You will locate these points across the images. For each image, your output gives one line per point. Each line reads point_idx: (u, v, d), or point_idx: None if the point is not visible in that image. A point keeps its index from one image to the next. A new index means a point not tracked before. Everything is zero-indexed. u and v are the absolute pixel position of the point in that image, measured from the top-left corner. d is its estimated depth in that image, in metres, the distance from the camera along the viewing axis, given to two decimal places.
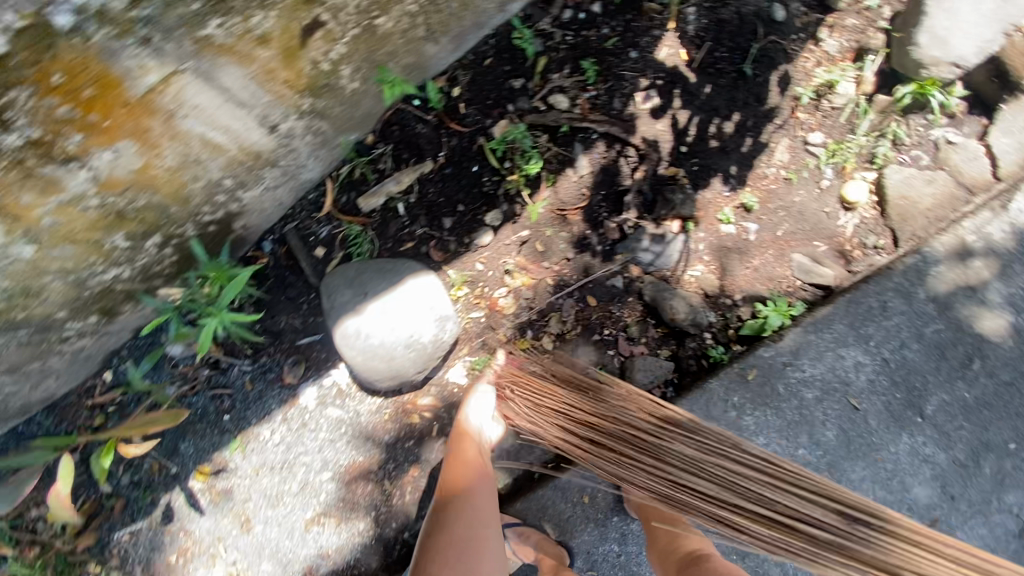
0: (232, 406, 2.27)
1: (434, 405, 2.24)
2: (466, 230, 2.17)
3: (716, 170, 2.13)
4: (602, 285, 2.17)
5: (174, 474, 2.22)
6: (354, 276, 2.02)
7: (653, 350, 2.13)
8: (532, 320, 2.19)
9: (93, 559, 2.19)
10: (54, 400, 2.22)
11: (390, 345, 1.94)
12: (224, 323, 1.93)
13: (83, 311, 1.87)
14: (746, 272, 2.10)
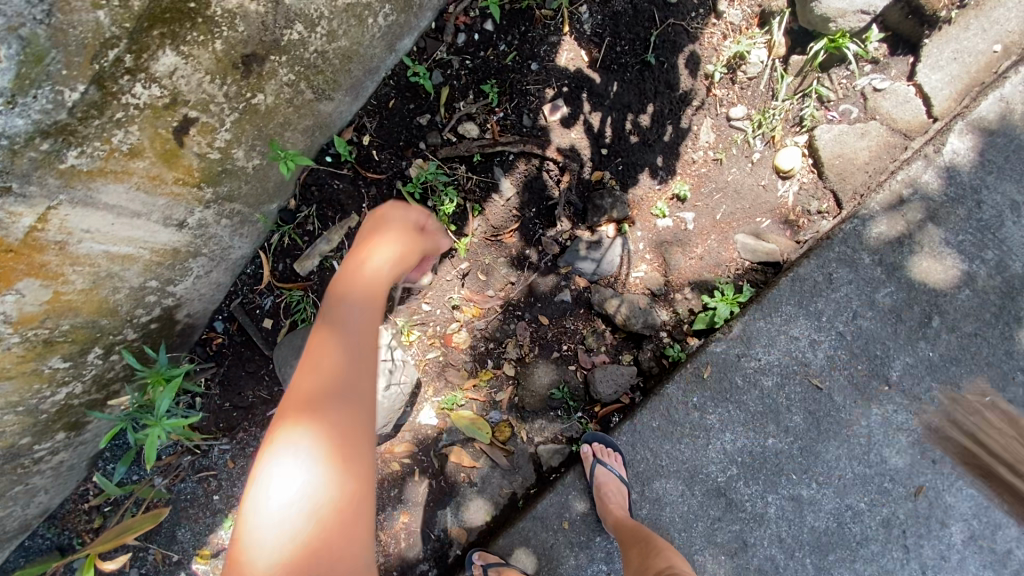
0: (220, 485, 2.31)
1: (409, 450, 2.23)
2: (405, 274, 2.15)
3: (642, 165, 2.08)
4: (551, 302, 2.14)
5: (177, 561, 2.28)
6: (302, 345, 2.08)
7: (613, 357, 2.11)
8: (488, 348, 2.18)
9: None
10: (52, 510, 2.30)
11: None
12: (166, 430, 1.91)
13: (48, 431, 1.92)
14: (691, 262, 2.05)
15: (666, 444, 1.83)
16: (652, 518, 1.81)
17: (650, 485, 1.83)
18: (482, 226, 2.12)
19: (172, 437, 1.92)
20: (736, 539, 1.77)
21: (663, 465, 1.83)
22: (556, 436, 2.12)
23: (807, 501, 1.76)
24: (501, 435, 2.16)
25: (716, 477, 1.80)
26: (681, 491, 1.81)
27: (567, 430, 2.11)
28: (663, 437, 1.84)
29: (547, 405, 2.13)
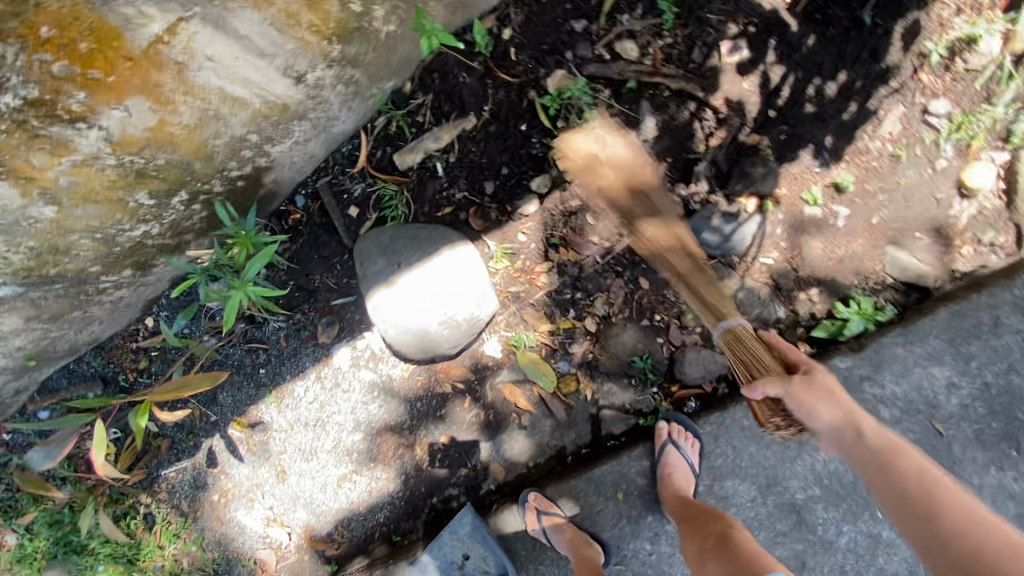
0: (268, 360, 2.26)
1: (466, 376, 2.15)
2: (509, 197, 1.94)
3: (808, 141, 1.81)
4: (658, 267, 1.96)
5: (214, 422, 2.29)
6: (389, 243, 1.89)
7: (707, 341, 1.95)
8: (576, 298, 2.02)
9: (144, 491, 2.33)
10: (101, 341, 2.27)
11: (423, 321, 1.83)
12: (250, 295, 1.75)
13: (117, 266, 1.84)
14: (826, 263, 1.84)
15: (752, 446, 1.71)
16: None
17: (721, 484, 1.73)
18: (609, 163, 1.89)
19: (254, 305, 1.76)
20: (796, 557, 1.69)
21: (742, 466, 1.72)
22: (624, 405, 2.00)
23: (883, 542, 1.65)
24: (565, 388, 2.06)
25: (794, 493, 1.69)
26: (753, 497, 1.71)
27: (638, 402, 1.99)
28: (750, 438, 1.73)
29: (623, 371, 2.00)
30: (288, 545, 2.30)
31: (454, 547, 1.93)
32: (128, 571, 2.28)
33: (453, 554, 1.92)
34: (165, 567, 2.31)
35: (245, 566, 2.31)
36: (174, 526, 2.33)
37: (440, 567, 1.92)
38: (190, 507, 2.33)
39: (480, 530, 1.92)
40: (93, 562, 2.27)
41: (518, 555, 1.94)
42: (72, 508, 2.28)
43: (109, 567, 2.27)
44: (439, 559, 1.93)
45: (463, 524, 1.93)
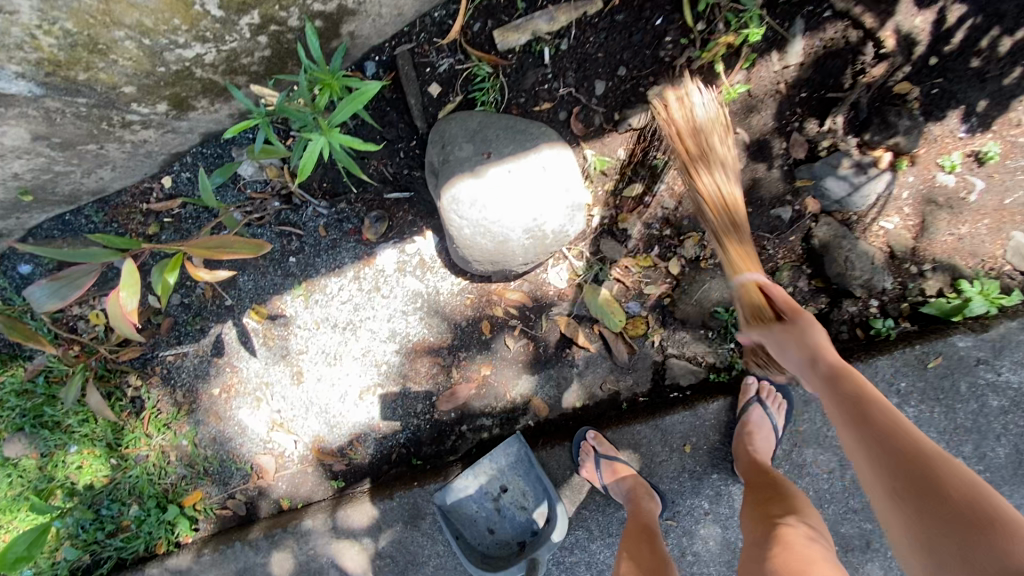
0: (301, 249, 1.99)
1: (522, 302, 1.93)
2: (620, 102, 1.71)
3: (959, 101, 1.64)
4: (765, 214, 1.75)
5: (228, 306, 2.02)
6: (477, 129, 1.62)
7: (798, 303, 1.78)
8: (664, 234, 1.82)
9: (135, 371, 2.07)
10: (106, 195, 1.95)
11: (507, 225, 1.57)
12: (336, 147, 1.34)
13: (154, 95, 1.52)
14: (947, 238, 1.69)
15: None
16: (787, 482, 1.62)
17: (799, 451, 1.62)
18: (743, 85, 1.66)
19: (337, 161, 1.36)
20: (863, 537, 1.61)
21: (827, 435, 1.63)
22: (695, 357, 1.84)
23: None
24: (633, 330, 1.86)
25: None
26: (831, 469, 1.62)
27: (711, 355, 1.83)
28: None
29: (701, 321, 1.82)
30: (293, 454, 2.07)
31: (493, 475, 1.82)
32: (106, 456, 2.04)
33: (491, 483, 1.81)
34: (149, 458, 2.06)
35: (240, 470, 2.08)
36: (164, 415, 2.07)
37: (475, 495, 1.82)
38: (185, 398, 2.08)
39: (525, 463, 1.81)
40: (68, 440, 2.03)
41: (561, 495, 1.81)
42: (47, 378, 2.03)
43: (83, 449, 2.04)
44: (475, 488, 1.81)
45: (507, 455, 1.81)
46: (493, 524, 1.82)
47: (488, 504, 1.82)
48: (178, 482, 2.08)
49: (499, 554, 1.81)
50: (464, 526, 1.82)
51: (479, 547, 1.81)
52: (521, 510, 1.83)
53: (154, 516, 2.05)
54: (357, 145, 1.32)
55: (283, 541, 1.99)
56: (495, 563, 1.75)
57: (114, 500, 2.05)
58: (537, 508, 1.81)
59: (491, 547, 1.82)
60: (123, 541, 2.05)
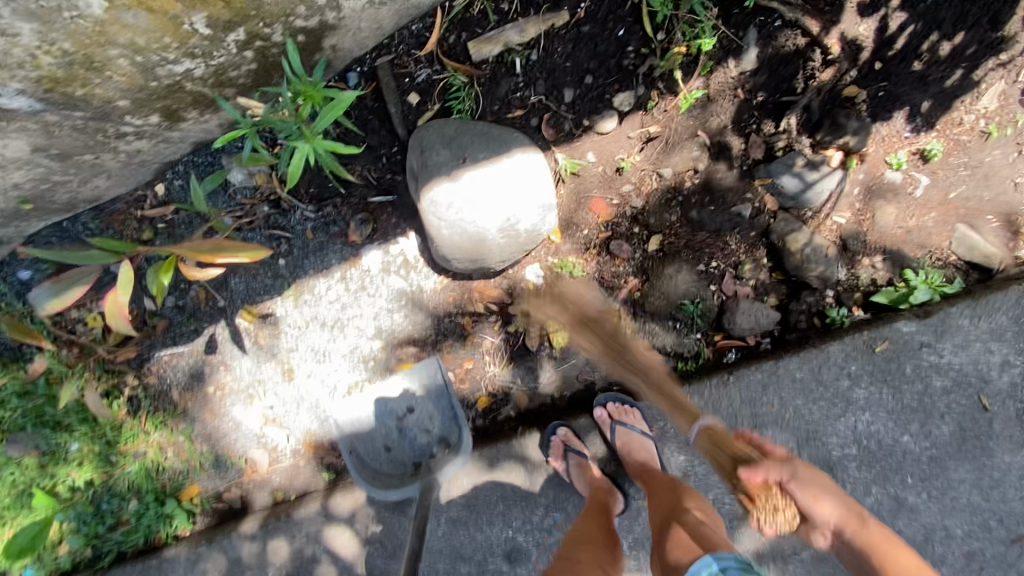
0: (290, 252, 2.09)
1: (502, 298, 2.03)
2: (588, 108, 1.81)
3: (904, 103, 1.76)
4: (726, 211, 1.86)
5: (221, 308, 2.11)
6: (453, 135, 1.72)
7: (759, 295, 1.89)
8: (633, 232, 1.91)
9: (133, 372, 2.15)
10: (102, 203, 2.04)
11: (482, 225, 1.67)
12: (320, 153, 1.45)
13: (146, 107, 1.62)
14: (896, 231, 1.80)
15: (800, 399, 1.70)
16: None
17: (760, 432, 1.72)
18: (701, 90, 1.78)
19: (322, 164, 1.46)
20: None
21: (785, 417, 1.71)
22: (666, 348, 1.93)
23: (907, 506, 1.67)
24: (605, 323, 1.96)
25: (831, 449, 1.68)
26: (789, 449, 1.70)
27: (679, 346, 1.92)
28: (798, 391, 1.71)
29: (669, 313, 1.92)
30: (285, 448, 2.16)
31: (402, 398, 2.07)
32: (106, 454, 2.13)
33: (398, 405, 2.06)
34: (148, 454, 2.15)
35: (235, 464, 2.17)
36: (161, 413, 2.16)
37: (380, 414, 2.06)
38: (180, 396, 2.17)
39: (438, 390, 2.05)
40: (68, 439, 2.12)
41: (540, 480, 1.92)
42: (47, 379, 2.10)
43: (84, 447, 2.13)
44: (383, 407, 2.07)
45: (422, 380, 2.06)
46: (391, 444, 2.05)
47: (390, 423, 2.06)
48: (176, 476, 2.17)
49: (392, 472, 2.03)
50: (362, 443, 2.05)
51: (374, 463, 2.03)
52: (422, 433, 2.05)
53: (154, 510, 2.13)
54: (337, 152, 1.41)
55: (278, 530, 2.08)
56: (388, 482, 2.01)
57: (113, 496, 2.14)
58: (438, 432, 2.04)
59: (384, 465, 2.04)
60: (122, 535, 2.14)
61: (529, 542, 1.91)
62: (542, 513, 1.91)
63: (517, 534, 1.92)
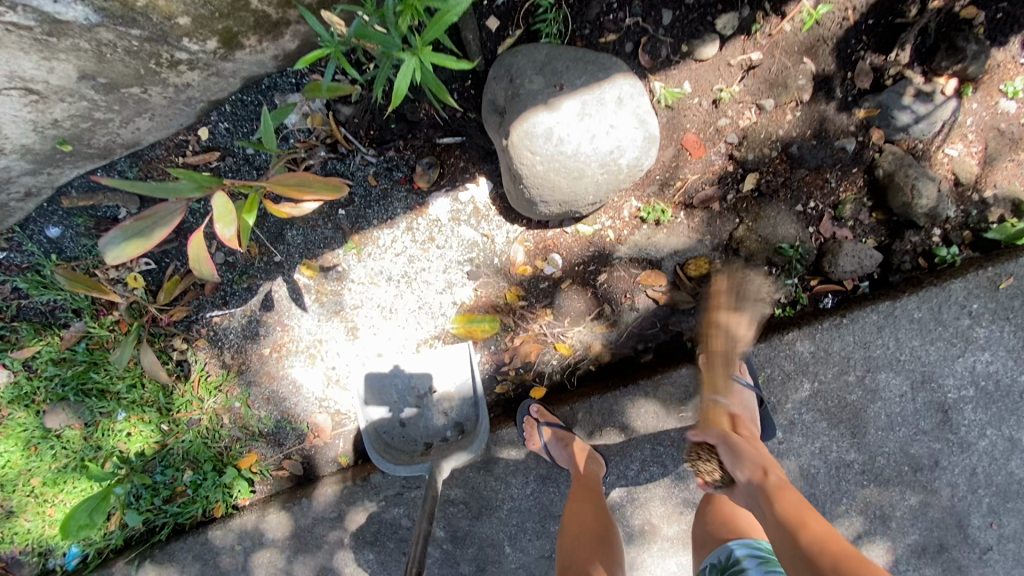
0: (350, 201, 1.92)
1: (582, 246, 1.92)
2: (687, 33, 1.66)
3: (1023, 25, 1.66)
4: (830, 145, 1.74)
5: (277, 263, 1.96)
6: (546, 61, 1.56)
7: (858, 237, 1.79)
8: (727, 172, 1.80)
9: (180, 334, 2.00)
10: (139, 149, 1.85)
11: (583, 159, 1.53)
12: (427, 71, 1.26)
13: (206, 28, 1.43)
14: (1008, 164, 1.71)
15: (917, 340, 1.63)
16: (857, 406, 1.65)
17: (873, 375, 1.65)
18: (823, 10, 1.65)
19: (429, 86, 1.27)
20: (931, 457, 1.64)
21: (900, 359, 1.64)
22: (762, 294, 1.81)
23: (1021, 447, 1.63)
24: (696, 269, 1.85)
25: (947, 392, 1.63)
26: (903, 393, 1.64)
27: (777, 292, 1.80)
28: (915, 332, 1.64)
29: (765, 258, 1.80)
30: (349, 411, 2.04)
31: (426, 377, 2.00)
32: (157, 422, 2.00)
33: (421, 383, 1.99)
34: (202, 421, 2.02)
35: (295, 430, 2.04)
36: (214, 378, 2.02)
37: (401, 390, 1.99)
38: (234, 360, 2.02)
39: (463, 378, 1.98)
40: (116, 407, 1.98)
41: (633, 434, 1.83)
42: (88, 344, 1.96)
43: (133, 415, 1.99)
44: (406, 382, 1.99)
45: (450, 363, 1.99)
46: (406, 420, 1.99)
47: (410, 401, 1.99)
48: (232, 444, 2.04)
49: (401, 448, 1.98)
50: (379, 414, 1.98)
51: (386, 436, 1.97)
52: (440, 414, 2.00)
53: (212, 479, 2.02)
54: (449, 66, 1.22)
55: (350, 495, 1.99)
56: (394, 454, 1.93)
57: (167, 466, 2.01)
58: (456, 417, 1.99)
59: (395, 440, 1.98)
60: (180, 506, 2.03)
61: (621, 498, 1.84)
62: (635, 468, 1.83)
63: (608, 491, 1.84)
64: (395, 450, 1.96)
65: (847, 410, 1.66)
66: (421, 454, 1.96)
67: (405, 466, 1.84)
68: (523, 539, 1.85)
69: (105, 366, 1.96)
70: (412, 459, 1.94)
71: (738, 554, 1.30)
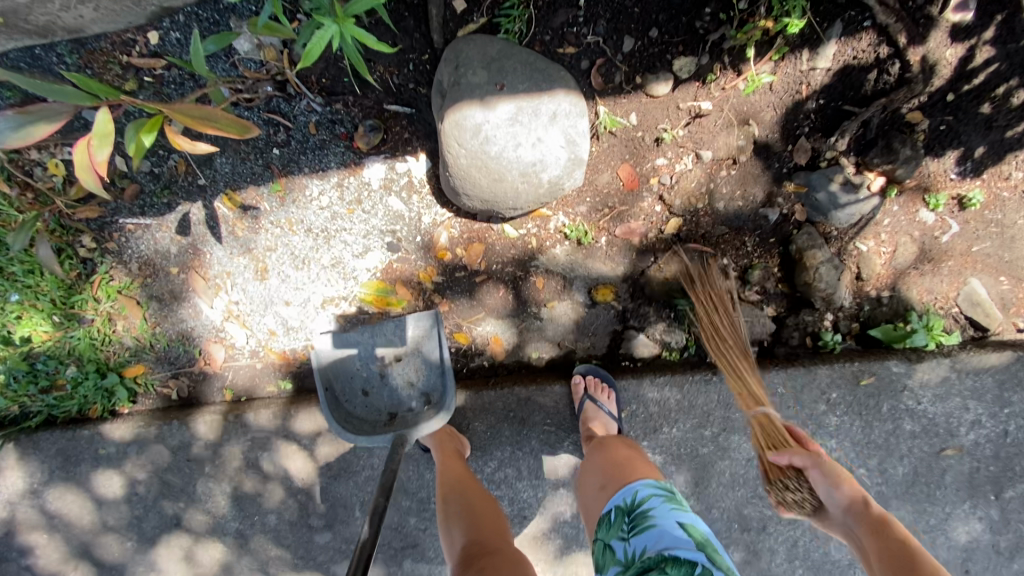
0: (287, 143, 1.91)
1: (502, 246, 1.94)
2: (643, 66, 1.67)
3: (961, 143, 1.69)
4: (753, 210, 1.79)
5: (201, 186, 1.94)
6: (495, 57, 1.55)
7: (760, 303, 1.85)
8: (653, 210, 1.83)
9: (91, 233, 1.98)
10: (83, 37, 1.81)
11: (505, 163, 1.54)
12: (348, 40, 1.28)
13: None
14: (911, 272, 1.77)
15: (773, 413, 1.72)
16: (707, 459, 1.74)
17: (727, 436, 1.74)
18: (767, 77, 1.66)
19: (348, 55, 1.29)
20: (759, 521, 1.75)
21: None
22: (654, 334, 1.89)
23: None
24: (602, 295, 1.90)
25: None
26: (750, 457, 1.73)
27: (669, 335, 1.88)
28: (775, 405, 1.73)
29: (666, 302, 1.88)
30: (243, 347, 2.05)
31: (391, 343, 1.93)
32: (49, 312, 1.99)
33: (385, 350, 1.93)
34: (95, 323, 2.02)
35: (187, 353, 2.06)
36: (117, 283, 2.01)
37: (364, 357, 1.93)
38: (140, 270, 2.02)
39: (428, 344, 1.93)
40: (8, 288, 1.97)
41: (501, 434, 1.89)
42: None
43: (25, 300, 1.98)
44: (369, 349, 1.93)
45: (413, 331, 1.93)
46: (370, 388, 1.92)
47: (373, 368, 1.93)
48: (121, 352, 2.05)
49: (363, 418, 1.90)
50: (340, 382, 1.91)
51: (348, 405, 1.90)
52: (405, 384, 1.93)
53: (93, 381, 2.03)
54: (368, 43, 1.26)
55: (223, 427, 2.02)
56: (357, 424, 1.85)
57: (51, 357, 2.02)
58: (422, 386, 1.92)
59: (360, 411, 1.90)
60: (56, 399, 2.05)
61: None
62: (495, 466, 1.90)
63: None
64: (360, 420, 1.89)
65: (696, 460, 1.74)
66: (383, 424, 1.87)
67: (365, 436, 1.77)
68: None
69: (4, 246, 1.94)
70: (373, 428, 1.86)
71: (642, 496, 1.32)
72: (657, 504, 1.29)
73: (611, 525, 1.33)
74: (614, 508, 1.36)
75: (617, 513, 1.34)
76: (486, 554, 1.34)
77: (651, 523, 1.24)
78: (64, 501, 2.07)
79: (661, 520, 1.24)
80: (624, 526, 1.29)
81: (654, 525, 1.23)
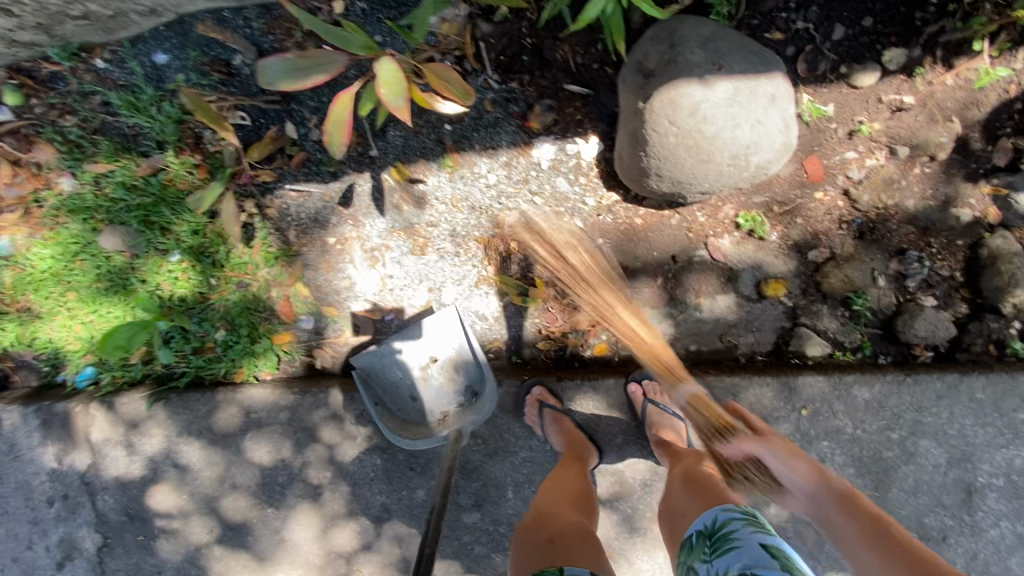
0: (461, 119, 1.90)
1: (669, 234, 1.89)
2: (849, 55, 1.66)
3: None
4: (941, 211, 1.75)
5: (371, 158, 1.94)
6: (710, 38, 1.53)
7: (939, 305, 1.79)
8: (836, 206, 1.78)
9: (254, 199, 1.99)
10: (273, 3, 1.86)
11: (718, 144, 1.50)
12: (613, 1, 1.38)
13: None
14: None
15: (969, 419, 1.74)
16: (891, 463, 1.76)
17: (914, 441, 1.75)
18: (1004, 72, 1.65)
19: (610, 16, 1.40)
20: (941, 530, 1.75)
21: (947, 432, 1.74)
22: (826, 331, 1.83)
23: None
24: (772, 288, 1.83)
25: (980, 475, 1.74)
26: (939, 463, 1.75)
27: (843, 334, 1.82)
28: (970, 412, 1.74)
29: (841, 299, 1.81)
30: (392, 321, 2.04)
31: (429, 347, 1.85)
32: (207, 274, 2.01)
33: (424, 353, 1.86)
34: (251, 287, 2.02)
35: (336, 323, 2.06)
36: (274, 249, 2.01)
37: (405, 366, 1.86)
38: (297, 239, 2.02)
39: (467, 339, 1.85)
40: (172, 247, 2.00)
41: None
42: (163, 179, 1.98)
43: (186, 260, 2.01)
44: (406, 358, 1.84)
45: (450, 334, 1.84)
46: (417, 393, 1.89)
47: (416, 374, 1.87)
48: (271, 319, 2.04)
49: (418, 421, 1.89)
50: (387, 393, 1.87)
51: (401, 413, 1.88)
52: (448, 381, 1.90)
53: (243, 344, 2.03)
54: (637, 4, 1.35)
55: None
56: (415, 430, 1.86)
57: (205, 319, 2.03)
58: (465, 382, 1.90)
59: (413, 413, 1.90)
60: (206, 361, 2.05)
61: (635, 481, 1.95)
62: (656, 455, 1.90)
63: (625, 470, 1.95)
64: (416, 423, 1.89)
65: (880, 464, 1.76)
66: (438, 423, 1.87)
67: (425, 440, 1.74)
68: (527, 489, 1.93)
69: (173, 205, 1.98)
70: (431, 430, 1.86)
71: (723, 519, 1.26)
72: (733, 524, 1.22)
73: (693, 549, 1.27)
74: (697, 531, 1.31)
75: (699, 537, 1.28)
76: (547, 525, 1.40)
77: (733, 543, 1.17)
78: (204, 465, 2.07)
79: (740, 541, 1.17)
80: (705, 549, 1.22)
81: (734, 545, 1.16)
